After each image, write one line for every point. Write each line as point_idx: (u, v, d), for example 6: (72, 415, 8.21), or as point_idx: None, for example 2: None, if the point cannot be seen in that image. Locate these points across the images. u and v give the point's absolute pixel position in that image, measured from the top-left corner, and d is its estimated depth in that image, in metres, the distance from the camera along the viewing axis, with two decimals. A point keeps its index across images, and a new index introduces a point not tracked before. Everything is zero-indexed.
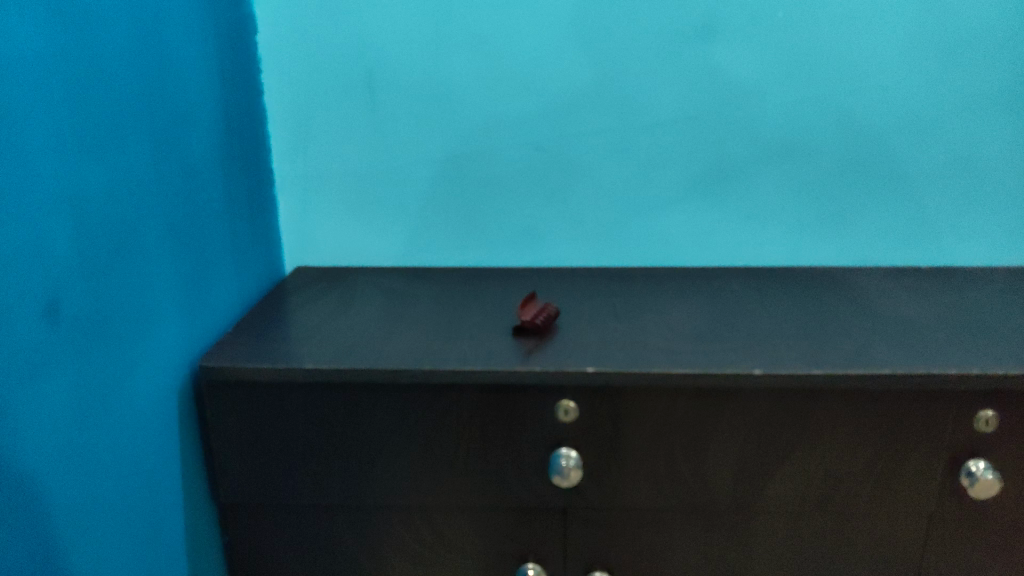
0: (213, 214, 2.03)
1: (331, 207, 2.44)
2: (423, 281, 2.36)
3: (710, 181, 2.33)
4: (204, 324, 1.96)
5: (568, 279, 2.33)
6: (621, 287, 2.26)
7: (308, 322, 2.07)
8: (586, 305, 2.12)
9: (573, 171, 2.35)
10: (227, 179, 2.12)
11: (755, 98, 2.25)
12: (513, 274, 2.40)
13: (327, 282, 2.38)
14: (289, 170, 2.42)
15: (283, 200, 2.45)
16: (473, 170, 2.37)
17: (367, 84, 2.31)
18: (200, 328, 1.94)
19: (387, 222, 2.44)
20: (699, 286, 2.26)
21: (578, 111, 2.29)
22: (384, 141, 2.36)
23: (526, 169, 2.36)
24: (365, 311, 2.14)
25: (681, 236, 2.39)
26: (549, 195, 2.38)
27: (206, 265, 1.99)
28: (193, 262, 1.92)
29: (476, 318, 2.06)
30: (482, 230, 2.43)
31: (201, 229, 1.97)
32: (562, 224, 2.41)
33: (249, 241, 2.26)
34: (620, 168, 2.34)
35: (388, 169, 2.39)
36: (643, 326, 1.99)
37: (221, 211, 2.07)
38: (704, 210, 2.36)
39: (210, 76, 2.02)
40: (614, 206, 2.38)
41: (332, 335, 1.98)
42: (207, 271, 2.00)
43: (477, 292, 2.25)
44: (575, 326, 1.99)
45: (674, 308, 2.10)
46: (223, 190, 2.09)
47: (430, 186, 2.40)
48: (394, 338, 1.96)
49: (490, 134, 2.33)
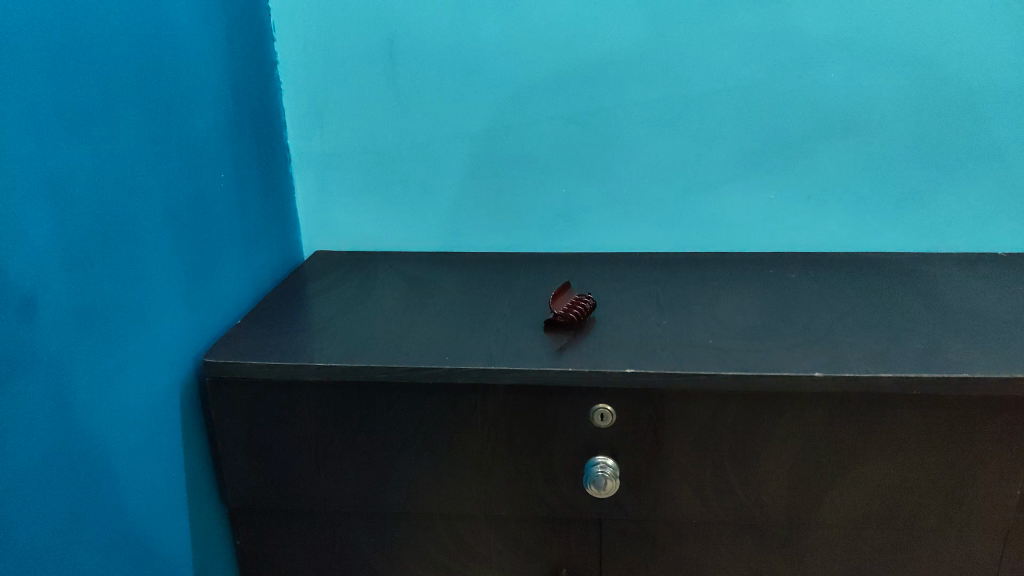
0: (220, 197, 1.89)
1: (352, 188, 2.29)
2: (450, 267, 2.21)
3: (765, 159, 2.14)
4: (210, 315, 1.83)
5: (607, 266, 2.16)
6: (665, 275, 2.09)
7: (325, 313, 1.94)
8: (625, 295, 1.95)
9: (613, 148, 2.17)
10: (237, 158, 1.98)
11: (814, 66, 2.04)
12: (548, 260, 2.23)
13: (347, 269, 2.24)
14: (307, 148, 2.27)
15: (301, 181, 2.30)
16: (505, 148, 2.20)
17: (388, 54, 2.14)
18: (206, 320, 1.81)
19: (411, 204, 2.29)
20: (751, 275, 2.07)
21: (617, 82, 2.10)
22: (408, 117, 2.20)
23: (562, 146, 2.18)
24: (386, 302, 2.00)
25: (735, 218, 2.20)
26: (587, 174, 2.20)
27: (212, 251, 1.86)
28: (197, 249, 1.79)
29: (504, 310, 1.90)
30: (514, 213, 2.27)
31: (206, 214, 1.83)
32: (600, 206, 2.23)
33: (263, 224, 2.12)
34: (663, 145, 2.15)
35: (412, 147, 2.23)
36: (687, 319, 1.81)
37: (229, 193, 1.93)
38: (757, 190, 2.17)
39: (217, 47, 1.87)
40: (658, 187, 2.20)
41: (349, 329, 1.84)
42: (214, 258, 1.87)
43: (507, 281, 2.09)
44: (613, 319, 1.83)
45: (722, 299, 1.92)
46: (232, 171, 1.95)
47: (458, 165, 2.23)
48: (415, 332, 1.81)
49: (522, 108, 2.15)
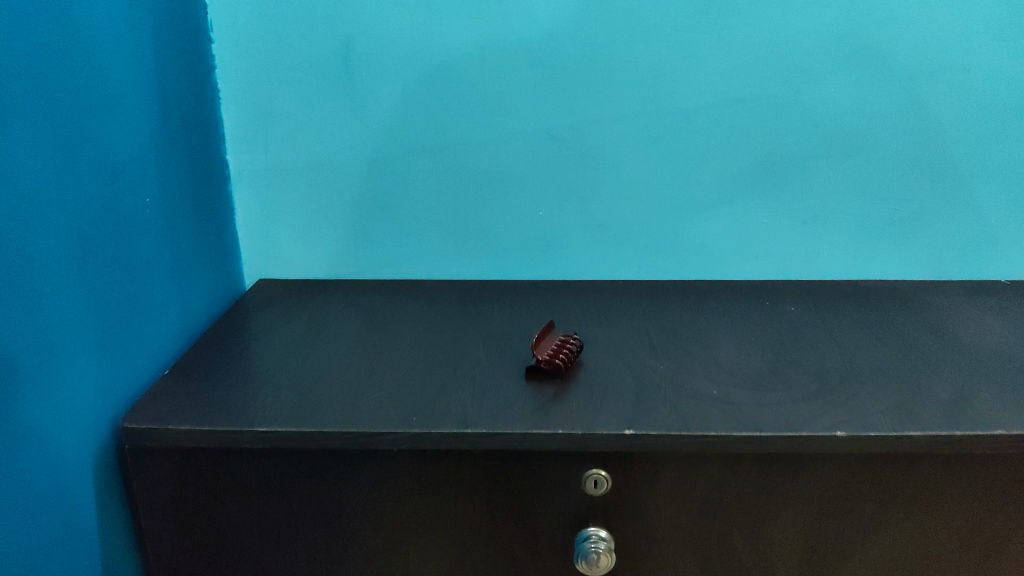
0: (145, 225, 1.63)
1: (300, 209, 2.03)
2: (413, 298, 1.98)
3: (759, 179, 1.97)
4: (130, 365, 1.56)
5: (589, 297, 1.96)
6: (654, 308, 1.90)
7: (271, 360, 1.68)
8: (614, 334, 1.74)
9: (595, 166, 1.97)
10: (166, 179, 1.71)
11: (813, 79, 1.88)
12: (523, 288, 2.03)
13: (295, 301, 1.99)
14: (248, 164, 2.00)
15: (241, 201, 2.03)
16: (474, 166, 1.98)
17: (341, 60, 1.89)
18: (126, 372, 1.55)
19: (368, 227, 2.04)
20: (747, 306, 1.91)
21: (600, 94, 1.90)
22: (364, 131, 1.95)
23: (537, 164, 1.97)
24: (342, 344, 1.75)
25: (727, 243, 2.03)
26: (566, 194, 2.00)
27: (134, 289, 1.59)
28: (117, 290, 1.53)
29: (479, 353, 1.67)
30: (485, 236, 2.05)
31: (127, 246, 1.56)
32: (579, 229, 2.03)
33: (196, 254, 1.86)
34: (650, 163, 1.96)
35: (369, 164, 1.98)
36: (687, 364, 1.60)
37: (155, 220, 1.67)
38: (750, 213, 2.00)
39: (142, 50, 1.60)
40: (644, 209, 2.01)
41: (299, 382, 1.59)
42: (138, 299, 1.60)
43: (478, 314, 1.87)
44: (603, 365, 1.61)
45: (721, 338, 1.72)
46: (162, 195, 1.69)
47: (421, 185, 2.00)
48: (376, 385, 1.57)
49: (494, 122, 1.94)
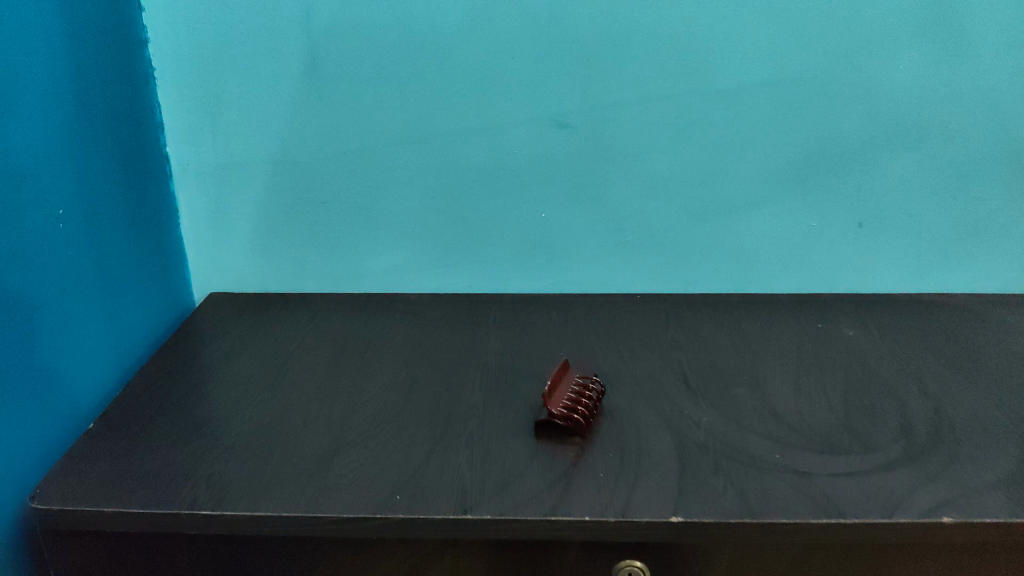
0: (58, 241, 1.29)
1: (258, 211, 1.70)
2: (392, 320, 1.66)
3: (807, 175, 1.66)
4: (39, 422, 1.23)
5: (605, 317, 1.65)
6: (685, 333, 1.59)
7: (218, 406, 1.36)
8: (642, 374, 1.44)
9: (613, 160, 1.65)
10: (86, 179, 1.37)
11: (878, 58, 1.57)
12: (525, 306, 1.71)
13: (252, 322, 1.66)
14: (193, 157, 1.66)
15: (187, 202, 1.69)
16: (467, 160, 1.65)
17: (302, 31, 1.55)
18: (34, 431, 1.22)
19: (339, 232, 1.72)
20: (795, 332, 1.61)
21: (619, 72, 1.58)
22: (334, 118, 1.62)
23: (542, 157, 1.65)
24: (307, 383, 1.42)
25: (768, 248, 1.73)
26: (576, 192, 1.68)
27: (45, 325, 1.26)
28: (20, 327, 1.20)
29: (476, 401, 1.34)
30: (480, 243, 1.72)
31: (32, 271, 1.22)
32: (592, 235, 1.72)
33: (133, 268, 1.52)
34: (679, 156, 1.65)
35: (340, 158, 1.65)
36: (737, 423, 1.30)
37: (74, 233, 1.33)
38: (795, 215, 1.70)
39: (45, 20, 1.25)
40: (671, 211, 1.70)
41: (251, 438, 1.26)
42: (54, 334, 1.28)
43: (474, 343, 1.55)
44: (632, 420, 1.30)
45: (770, 380, 1.43)
46: (82, 201, 1.36)
47: (403, 182, 1.67)
48: (349, 445, 1.23)
49: (492, 106, 1.60)
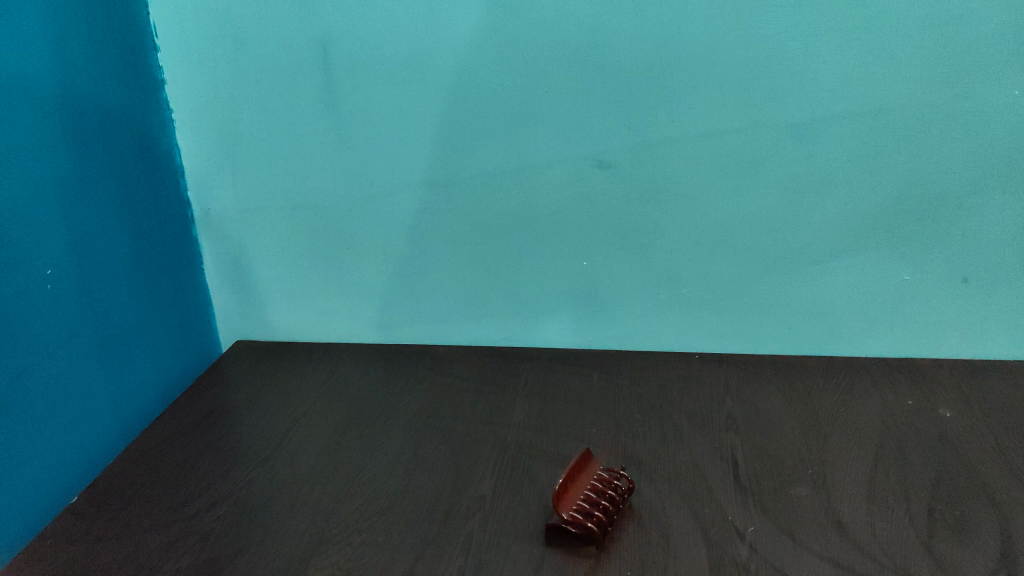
0: (59, 308, 1.19)
1: (281, 258, 1.58)
2: (416, 379, 1.50)
3: (894, 223, 1.42)
4: (28, 505, 1.13)
5: (651, 384, 1.45)
6: (744, 409, 1.37)
7: (206, 481, 1.23)
8: (683, 464, 1.23)
9: (663, 205, 1.45)
10: (95, 236, 1.27)
11: (990, 87, 1.30)
12: (565, 366, 1.53)
13: (269, 376, 1.54)
14: (214, 202, 1.55)
15: (208, 247, 1.59)
16: (500, 203, 1.48)
17: (319, 66, 1.41)
18: (20, 516, 1.12)
19: (365, 279, 1.58)
20: (878, 413, 1.36)
21: (670, 105, 1.37)
22: (357, 159, 1.48)
23: (583, 200, 1.46)
24: (306, 457, 1.28)
25: (849, 306, 1.49)
26: (621, 240, 1.48)
27: (41, 401, 1.15)
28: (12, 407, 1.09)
29: (484, 490, 1.18)
30: (516, 293, 1.55)
31: (27, 345, 1.12)
32: (641, 288, 1.52)
33: (146, 326, 1.42)
34: (741, 200, 1.43)
35: (364, 200, 1.51)
36: (791, 540, 1.08)
37: (76, 296, 1.23)
38: (882, 268, 1.45)
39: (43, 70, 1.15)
40: (732, 262, 1.48)
41: (231, 527, 1.13)
42: (48, 413, 1.17)
43: (498, 413, 1.38)
44: (664, 528, 1.11)
45: (838, 481, 1.20)
46: (91, 259, 1.26)
47: (432, 228, 1.51)
48: (331, 541, 1.09)
49: (526, 145, 1.43)
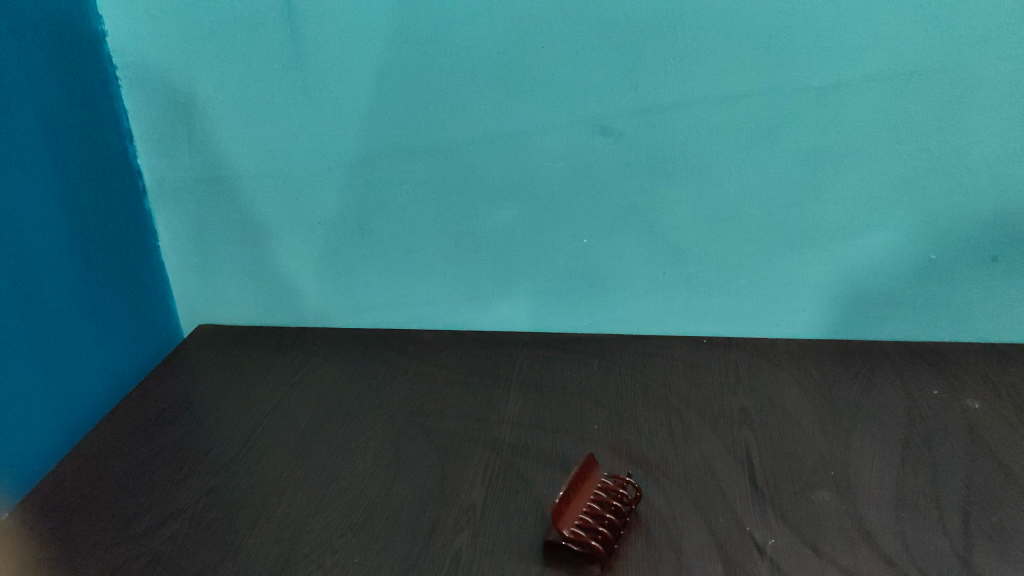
0: None
1: (245, 236, 1.43)
2: (396, 370, 1.37)
3: (920, 196, 1.29)
4: None
5: (655, 374, 1.33)
6: (759, 403, 1.25)
7: (159, 492, 1.11)
8: (694, 466, 1.12)
9: (669, 176, 1.31)
10: (23, 214, 1.12)
11: None
12: (559, 354, 1.40)
13: (234, 366, 1.41)
14: (170, 174, 1.40)
15: (165, 224, 1.44)
16: (489, 174, 1.33)
17: (282, 20, 1.25)
18: None
19: (339, 259, 1.43)
20: (901, 404, 1.25)
21: (679, 64, 1.22)
22: (329, 124, 1.32)
23: (581, 170, 1.32)
24: (273, 462, 1.16)
25: (868, 286, 1.37)
26: (623, 215, 1.35)
27: None
28: None
29: (474, 500, 1.06)
30: (506, 273, 1.42)
31: None
32: (643, 267, 1.39)
33: (90, 312, 1.27)
34: (756, 171, 1.30)
35: (338, 170, 1.36)
36: (814, 553, 0.97)
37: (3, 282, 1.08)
38: (905, 246, 1.33)
39: None
40: (742, 240, 1.35)
41: (185, 548, 1.01)
42: None
43: (488, 409, 1.26)
44: (675, 541, 0.99)
45: (863, 483, 1.08)
46: (18, 240, 1.12)
47: (414, 203, 1.37)
48: (298, 564, 0.97)
49: (517, 109, 1.28)
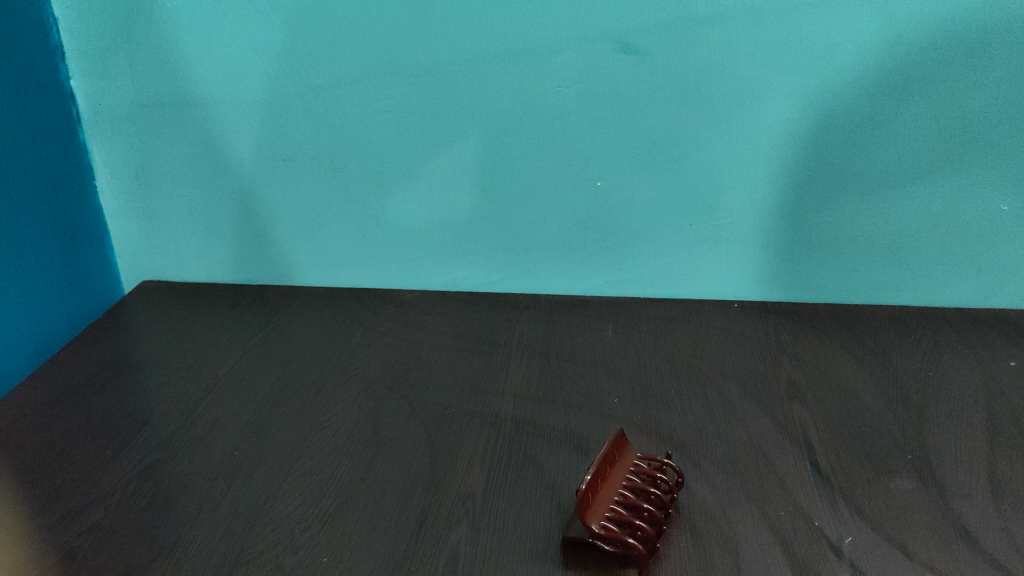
0: None
1: (198, 175, 1.21)
2: (376, 333, 1.16)
3: (996, 136, 1.08)
4: None
5: (684, 342, 1.13)
6: (809, 375, 1.05)
7: (78, 473, 0.88)
8: (740, 448, 0.92)
9: (704, 106, 1.10)
10: None
11: None
12: (568, 319, 1.19)
13: (183, 326, 1.18)
14: (109, 97, 1.16)
15: (103, 160, 1.21)
16: (488, 101, 1.12)
17: None
18: None
19: (309, 203, 1.21)
20: (976, 376, 1.05)
21: None
22: (298, 38, 1.09)
23: (597, 95, 1.10)
24: (223, 439, 0.94)
25: (928, 244, 1.16)
26: (648, 153, 1.14)
27: None
28: None
29: (473, 487, 0.85)
30: (506, 222, 1.20)
31: None
32: (667, 217, 1.18)
33: (7, 260, 1.05)
34: (808, 100, 1.08)
35: (308, 96, 1.13)
36: (903, 556, 0.77)
37: None
38: (974, 196, 1.12)
39: None
40: (785, 186, 1.15)
41: (106, 543, 0.79)
42: None
43: (486, 379, 1.05)
44: (727, 540, 0.79)
45: (946, 469, 0.89)
46: None
47: (398, 136, 1.15)
48: (250, 566, 0.76)
49: (524, 18, 1.06)
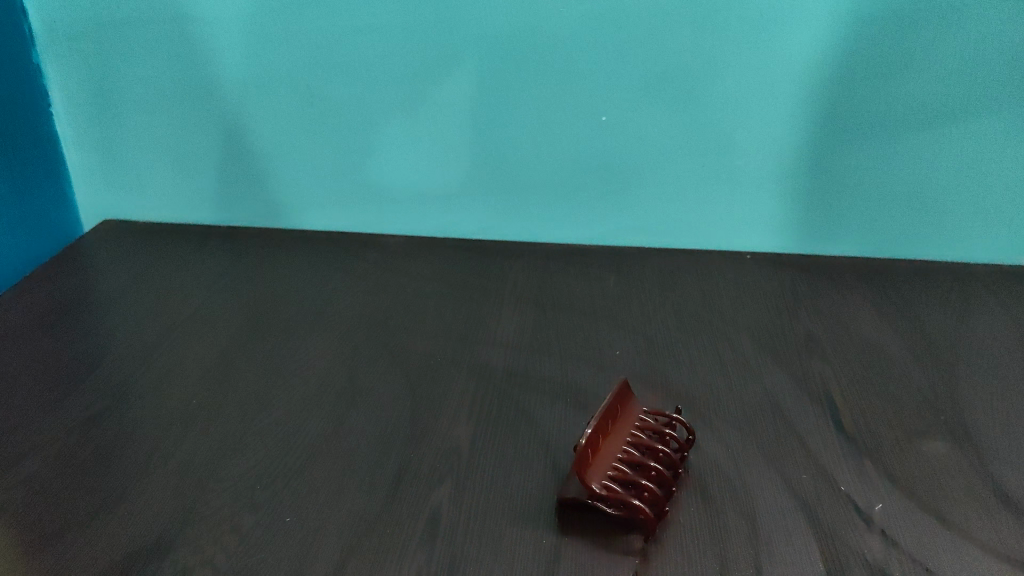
0: None
1: (163, 102, 1.10)
2: (357, 279, 1.06)
3: None
4: None
5: (692, 293, 1.04)
6: (830, 329, 0.96)
7: (19, 419, 0.79)
8: (756, 405, 0.83)
9: (722, 34, 0.99)
10: None
11: None
12: (566, 267, 1.10)
13: (146, 267, 1.09)
14: (62, 13, 1.04)
15: (60, 85, 1.10)
16: (483, 24, 1.00)
17: None
18: None
19: (286, 136, 1.11)
20: (1010, 333, 0.96)
21: None
22: None
23: (604, 21, 0.99)
24: (182, 386, 0.84)
25: (958, 193, 1.06)
26: (658, 87, 1.03)
27: None
28: None
29: (459, 442, 0.76)
30: (501, 162, 1.10)
31: None
32: (677, 159, 1.08)
33: None
34: (839, 32, 0.97)
35: (283, 15, 1.02)
36: (940, 524, 0.68)
37: None
38: (1015, 143, 1.01)
39: None
40: (807, 125, 1.04)
41: (43, 496, 0.70)
42: None
43: (476, 327, 0.95)
44: (743, 504, 0.70)
45: (984, 431, 0.80)
46: None
47: (383, 62, 1.05)
48: (204, 524, 0.67)
49: None
